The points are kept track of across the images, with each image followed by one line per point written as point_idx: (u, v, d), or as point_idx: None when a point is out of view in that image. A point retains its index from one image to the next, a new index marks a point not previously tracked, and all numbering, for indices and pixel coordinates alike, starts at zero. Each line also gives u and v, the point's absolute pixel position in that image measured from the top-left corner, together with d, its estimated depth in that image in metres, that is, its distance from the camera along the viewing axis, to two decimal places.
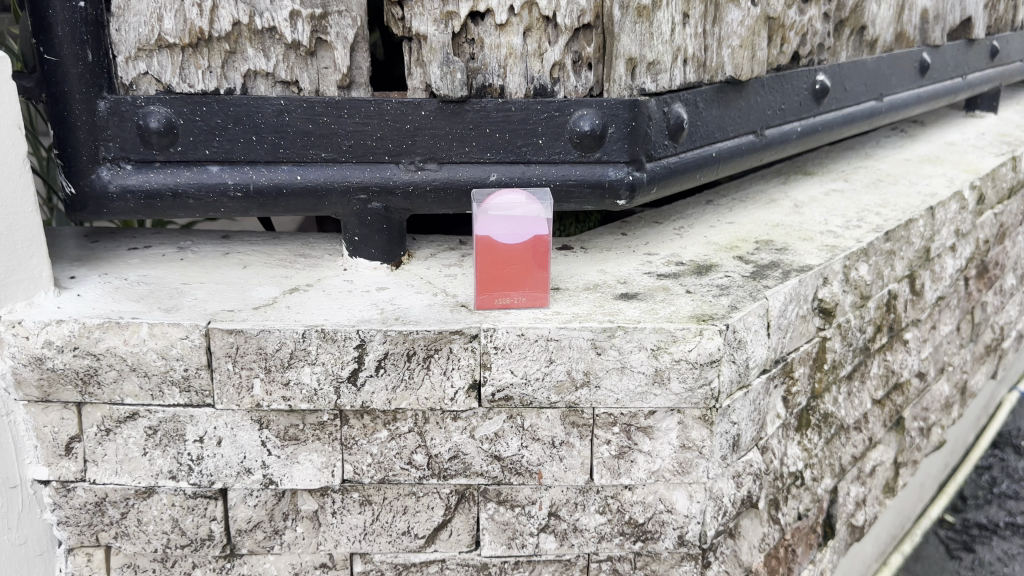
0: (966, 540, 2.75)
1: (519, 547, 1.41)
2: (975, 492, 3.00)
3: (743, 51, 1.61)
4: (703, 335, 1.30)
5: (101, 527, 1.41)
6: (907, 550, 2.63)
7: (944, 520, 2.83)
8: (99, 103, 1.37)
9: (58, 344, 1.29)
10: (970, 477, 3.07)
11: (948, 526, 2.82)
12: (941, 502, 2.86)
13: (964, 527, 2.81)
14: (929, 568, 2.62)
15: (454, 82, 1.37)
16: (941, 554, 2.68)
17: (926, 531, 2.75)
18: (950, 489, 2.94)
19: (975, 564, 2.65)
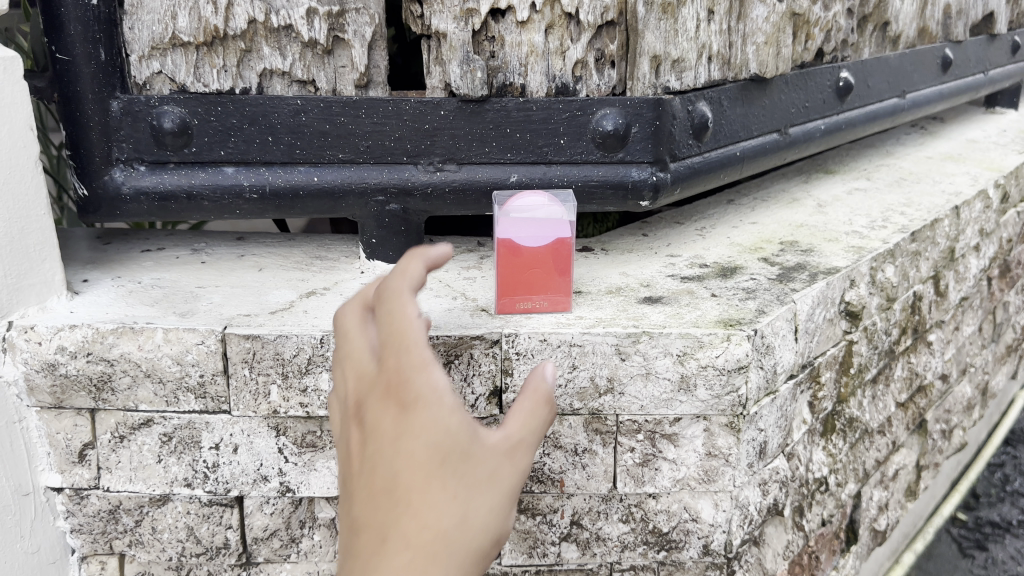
0: (979, 539, 2.70)
1: (540, 556, 1.38)
2: (988, 490, 2.96)
3: (768, 48, 1.57)
4: (731, 341, 1.27)
5: (114, 534, 1.39)
6: (918, 548, 2.58)
7: (957, 518, 2.79)
8: (112, 103, 1.34)
9: (71, 350, 1.27)
10: (982, 474, 3.04)
11: (962, 524, 2.78)
12: (954, 499, 2.83)
13: (977, 525, 2.77)
14: (943, 566, 2.58)
15: (474, 81, 1.34)
16: (954, 552, 2.64)
17: (937, 528, 2.70)
18: (962, 486, 2.89)
19: (989, 563, 2.61)
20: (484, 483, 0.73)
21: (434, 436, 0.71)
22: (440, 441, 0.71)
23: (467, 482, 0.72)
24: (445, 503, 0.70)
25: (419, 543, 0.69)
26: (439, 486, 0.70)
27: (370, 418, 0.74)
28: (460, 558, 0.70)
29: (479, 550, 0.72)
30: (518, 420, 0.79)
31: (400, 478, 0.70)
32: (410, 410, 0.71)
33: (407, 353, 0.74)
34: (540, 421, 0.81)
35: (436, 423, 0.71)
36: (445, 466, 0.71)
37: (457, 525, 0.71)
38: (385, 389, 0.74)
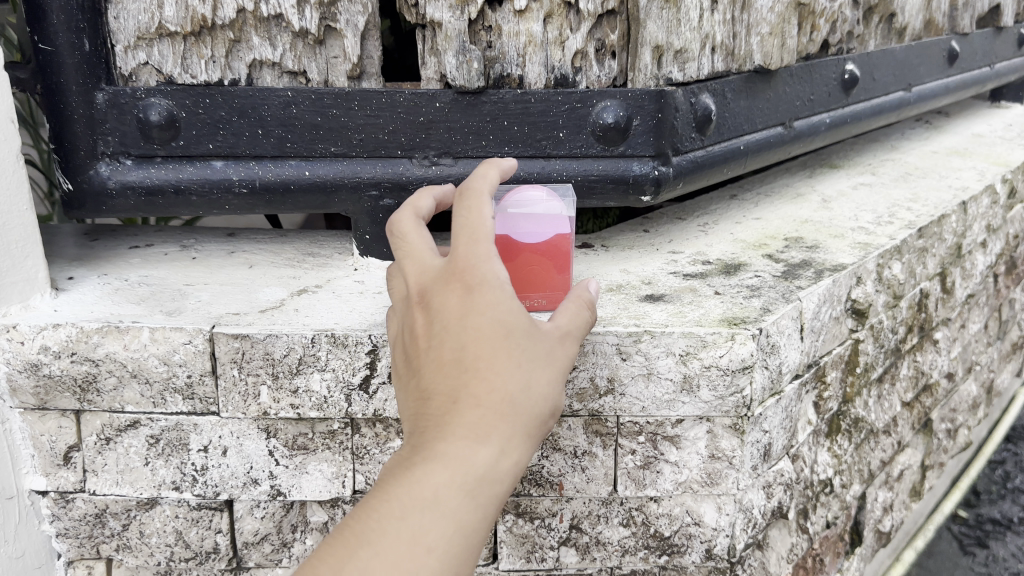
0: (980, 536, 2.66)
1: (539, 561, 1.35)
2: (989, 486, 2.92)
3: (772, 38, 1.53)
4: (736, 340, 1.23)
5: (101, 539, 1.35)
6: (918, 546, 2.57)
7: (959, 515, 2.76)
8: (97, 95, 1.30)
9: (55, 350, 1.23)
10: (984, 471, 3.00)
11: (963, 521, 2.74)
12: (954, 496, 2.80)
13: (978, 522, 2.73)
14: (944, 563, 2.55)
15: (471, 72, 1.31)
16: (956, 550, 2.61)
17: (937, 526, 2.68)
18: (962, 484, 2.87)
19: (989, 560, 2.56)
20: (541, 356, 0.91)
21: (502, 313, 0.89)
22: (507, 320, 0.89)
23: (527, 353, 0.90)
24: (506, 370, 0.88)
25: (488, 402, 0.86)
26: (503, 354, 0.88)
27: (439, 302, 0.91)
28: (517, 416, 0.88)
29: (543, 409, 0.90)
30: (569, 315, 1.00)
31: (470, 349, 0.88)
32: (476, 291, 0.90)
33: (474, 252, 0.92)
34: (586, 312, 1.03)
35: (500, 304, 0.90)
36: (509, 338, 0.89)
37: (513, 390, 0.88)
38: (454, 276, 0.92)
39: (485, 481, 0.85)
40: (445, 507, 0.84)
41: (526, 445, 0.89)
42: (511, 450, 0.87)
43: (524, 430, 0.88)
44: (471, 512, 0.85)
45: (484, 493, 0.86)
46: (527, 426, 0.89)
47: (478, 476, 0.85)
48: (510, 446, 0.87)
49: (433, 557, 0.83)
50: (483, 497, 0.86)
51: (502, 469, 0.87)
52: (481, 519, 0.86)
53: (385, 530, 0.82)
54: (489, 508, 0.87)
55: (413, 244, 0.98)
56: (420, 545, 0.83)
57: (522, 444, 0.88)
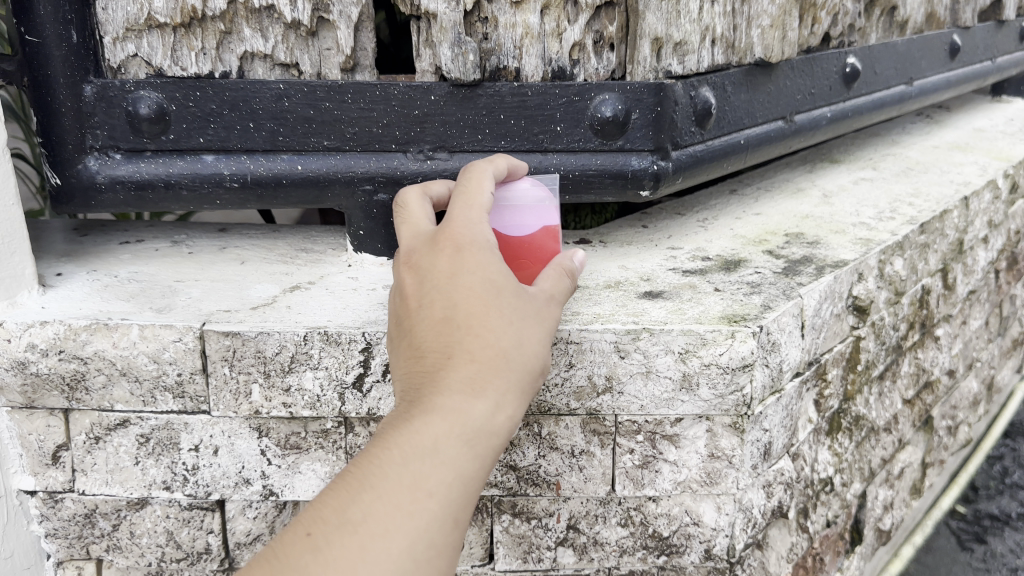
0: (979, 532, 2.65)
1: (535, 561, 1.33)
2: (988, 482, 2.91)
3: (773, 31, 1.51)
4: (736, 338, 1.20)
5: (91, 539, 1.33)
6: (917, 541, 2.57)
7: (957, 512, 2.74)
8: (85, 88, 1.27)
9: (42, 348, 1.20)
10: (982, 467, 2.99)
11: (962, 517, 2.73)
12: (953, 492, 2.81)
13: (977, 518, 2.72)
14: (942, 559, 2.53)
15: (466, 64, 1.27)
16: (954, 546, 2.59)
17: (936, 522, 2.67)
18: (960, 479, 2.88)
19: (988, 556, 2.54)
20: (530, 316, 0.93)
21: (491, 271, 0.93)
22: (498, 276, 0.93)
23: (515, 311, 0.92)
24: (498, 322, 0.90)
25: (482, 351, 0.87)
26: (495, 307, 0.91)
27: (429, 266, 0.95)
28: (511, 371, 0.88)
29: (535, 364, 0.91)
30: (553, 280, 1.03)
31: (462, 302, 0.90)
32: (466, 252, 0.95)
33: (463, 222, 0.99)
34: (572, 282, 1.06)
35: (490, 263, 0.94)
36: (501, 292, 0.92)
37: (506, 345, 0.89)
38: (445, 243, 0.97)
39: (482, 430, 0.85)
40: (443, 454, 0.82)
41: (520, 402, 0.89)
42: (507, 401, 0.87)
43: (518, 385, 0.89)
44: (469, 462, 0.83)
45: (481, 443, 0.85)
46: (522, 380, 0.90)
47: (475, 424, 0.85)
48: (506, 398, 0.87)
49: (432, 504, 0.80)
50: (481, 447, 0.85)
51: (498, 419, 0.86)
52: (478, 473, 0.84)
53: (387, 475, 0.80)
54: (486, 461, 0.85)
55: (411, 217, 1.08)
56: (419, 491, 0.80)
57: (517, 399, 0.89)
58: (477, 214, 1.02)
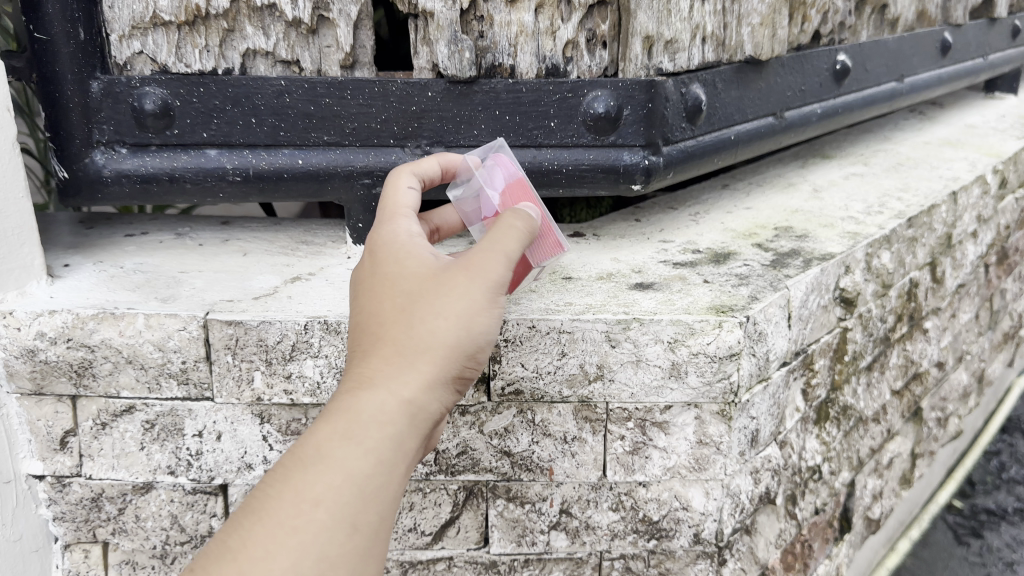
0: (974, 526, 2.68)
1: (529, 544, 1.37)
2: (984, 477, 2.94)
3: (763, 29, 1.54)
4: (723, 327, 1.24)
5: (97, 522, 1.37)
6: (913, 536, 2.62)
7: (953, 506, 2.78)
8: (92, 84, 1.31)
9: (51, 336, 1.24)
10: (979, 462, 3.02)
11: (958, 512, 2.76)
12: (948, 487, 2.86)
13: (974, 512, 2.75)
14: (938, 554, 2.57)
15: (462, 62, 1.31)
16: (950, 541, 2.63)
17: (932, 517, 2.71)
18: (957, 475, 2.92)
19: (984, 550, 2.58)
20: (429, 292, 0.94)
21: (389, 267, 0.98)
22: (396, 271, 0.97)
23: (412, 296, 0.94)
24: (393, 315, 0.94)
25: (377, 346, 0.93)
26: (389, 301, 0.95)
27: (354, 277, 1.03)
28: (404, 359, 0.91)
29: (439, 342, 0.92)
30: (485, 237, 0.99)
31: (365, 305, 0.97)
32: (374, 255, 1.00)
33: (380, 223, 1.05)
34: (520, 231, 1.01)
35: (391, 259, 0.98)
36: (398, 284, 0.96)
37: (401, 334, 0.92)
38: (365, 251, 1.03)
39: (373, 420, 0.88)
40: (329, 454, 0.86)
41: (424, 384, 0.91)
42: (403, 388, 0.90)
43: (415, 367, 0.91)
44: (363, 456, 0.87)
45: (374, 436, 0.88)
46: (423, 361, 0.91)
47: (365, 416, 0.88)
48: (398, 387, 0.90)
49: (319, 514, 0.83)
50: (373, 439, 0.87)
51: (393, 408, 0.89)
52: (378, 463, 0.87)
53: (273, 494, 0.84)
54: (385, 450, 0.88)
55: None
56: (305, 502, 0.83)
57: (415, 382, 0.91)
58: (397, 210, 1.06)
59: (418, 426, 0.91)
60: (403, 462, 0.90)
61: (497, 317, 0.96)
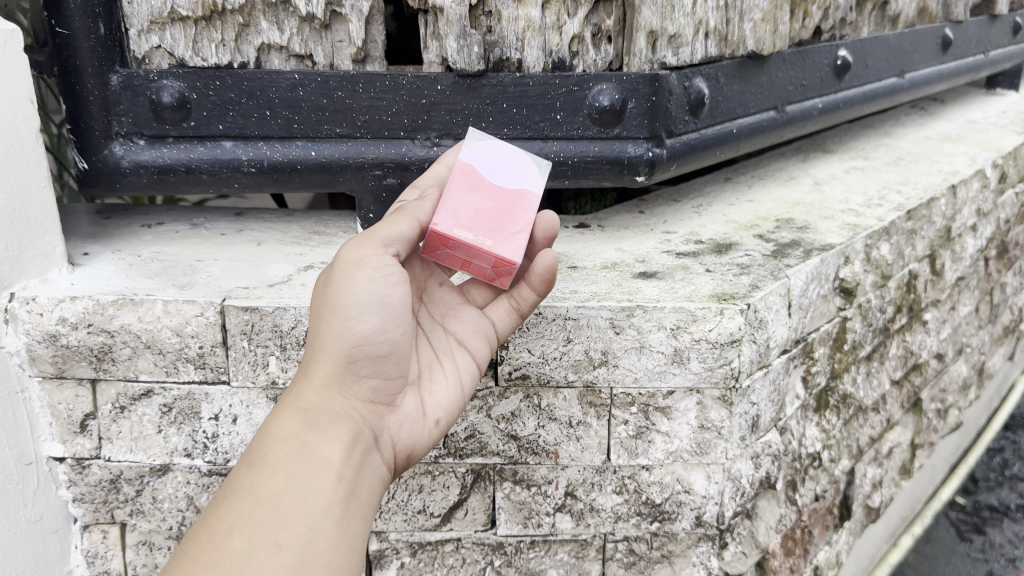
0: (977, 522, 2.71)
1: (535, 526, 1.40)
2: (988, 474, 2.97)
3: (765, 24, 1.57)
4: (724, 314, 1.28)
5: (116, 504, 1.41)
6: (916, 531, 2.62)
7: (956, 502, 2.81)
8: (112, 77, 1.35)
9: (72, 321, 1.28)
10: (982, 459, 3.05)
11: (960, 508, 2.79)
12: (952, 484, 2.86)
13: (977, 509, 2.78)
14: (941, 549, 2.60)
15: (471, 56, 1.35)
16: (952, 536, 2.65)
17: (935, 513, 2.72)
18: (960, 472, 2.92)
19: (986, 546, 2.61)
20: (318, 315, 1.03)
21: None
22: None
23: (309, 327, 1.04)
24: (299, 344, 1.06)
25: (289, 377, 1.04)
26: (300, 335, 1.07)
27: None
28: (300, 383, 1.01)
29: (322, 343, 1.01)
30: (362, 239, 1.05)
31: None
32: None
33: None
34: (412, 208, 1.10)
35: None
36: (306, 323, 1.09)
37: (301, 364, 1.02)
38: None
39: (273, 438, 0.97)
40: (238, 484, 0.94)
41: (314, 389, 1.00)
42: (299, 400, 1.00)
43: (307, 379, 1.01)
44: (271, 476, 0.95)
45: (276, 453, 0.96)
46: (312, 366, 1.01)
47: (268, 437, 0.97)
48: (295, 407, 0.99)
49: (233, 538, 0.91)
50: (278, 457, 0.96)
51: (290, 422, 0.98)
52: (286, 475, 0.95)
53: (197, 534, 0.93)
54: (288, 462, 0.96)
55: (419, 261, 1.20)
56: (221, 532, 0.91)
57: (305, 392, 1.00)
58: None
59: (321, 427, 0.99)
60: (314, 469, 0.96)
61: (374, 287, 1.01)
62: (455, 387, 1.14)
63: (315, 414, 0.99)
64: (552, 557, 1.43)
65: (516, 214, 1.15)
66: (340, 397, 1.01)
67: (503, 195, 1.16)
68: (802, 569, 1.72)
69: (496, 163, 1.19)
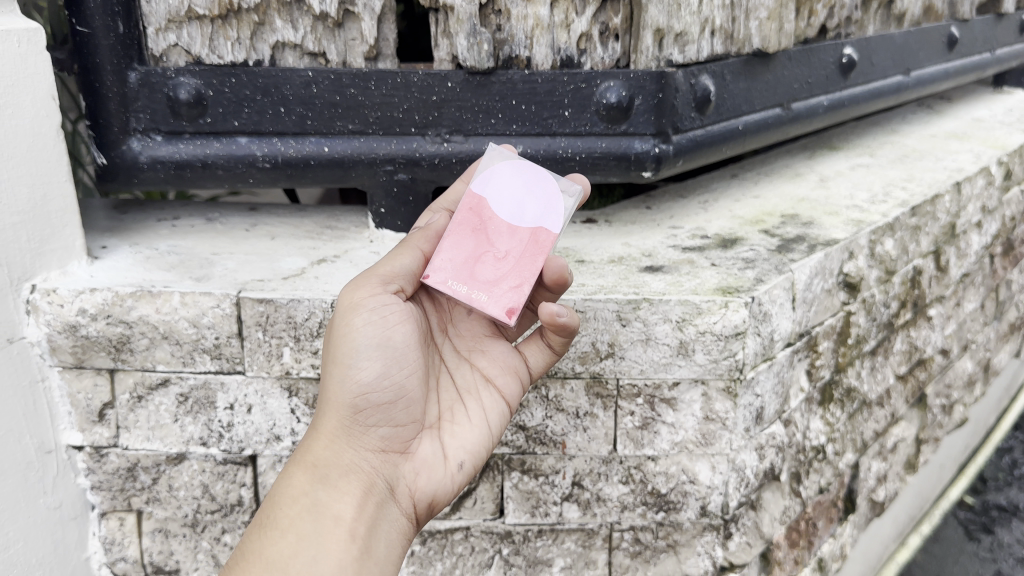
0: (986, 522, 2.72)
1: (543, 515, 1.43)
2: (996, 473, 2.98)
3: (771, 22, 1.59)
4: (729, 307, 1.30)
5: (132, 492, 1.44)
6: (924, 530, 2.63)
7: (965, 501, 2.81)
8: (130, 74, 1.38)
9: (92, 312, 1.31)
10: (991, 459, 3.06)
11: (969, 507, 2.80)
12: (960, 483, 2.89)
13: (986, 508, 2.79)
14: (950, 548, 2.60)
15: (481, 53, 1.38)
16: (961, 536, 2.66)
17: (943, 513, 2.74)
18: (968, 471, 2.96)
19: (994, 545, 2.62)
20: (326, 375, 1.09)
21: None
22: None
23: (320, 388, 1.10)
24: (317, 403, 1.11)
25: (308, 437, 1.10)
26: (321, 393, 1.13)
27: None
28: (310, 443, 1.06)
29: (329, 396, 1.06)
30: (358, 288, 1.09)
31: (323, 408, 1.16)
32: None
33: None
34: (412, 240, 1.13)
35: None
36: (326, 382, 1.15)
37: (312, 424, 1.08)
38: None
39: (285, 498, 1.03)
40: (250, 547, 0.99)
41: (323, 445, 1.05)
42: (309, 456, 1.05)
43: (318, 435, 1.06)
44: (281, 537, 0.99)
45: (287, 514, 1.01)
46: (322, 421, 1.06)
47: (281, 498, 1.03)
48: (304, 467, 1.05)
49: None
50: (288, 517, 1.01)
51: (301, 481, 1.04)
52: (296, 536, 0.99)
53: None
54: (298, 521, 1.00)
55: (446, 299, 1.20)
56: None
57: (315, 449, 1.05)
58: None
59: (331, 482, 1.03)
60: (322, 526, 1.00)
61: (372, 330, 1.04)
62: (480, 427, 1.14)
63: (325, 470, 1.04)
64: (559, 546, 1.45)
65: (519, 262, 1.11)
66: (349, 449, 1.05)
67: (509, 239, 1.13)
68: (807, 561, 1.74)
69: (515, 197, 1.15)
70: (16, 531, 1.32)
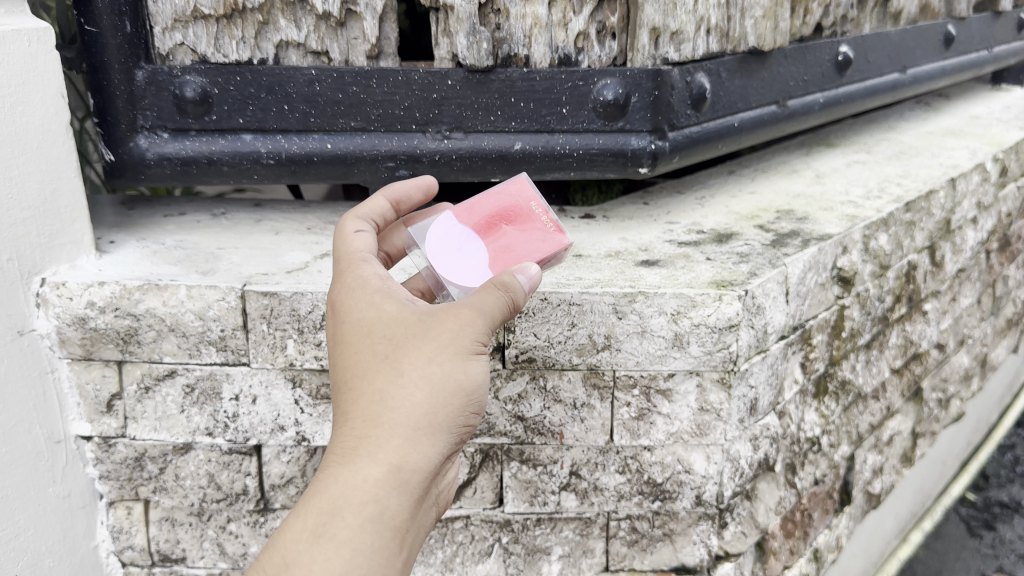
0: (987, 518, 2.74)
1: (541, 504, 1.46)
2: (998, 470, 3.00)
3: (766, 21, 1.62)
4: (723, 300, 1.33)
5: (140, 481, 1.47)
6: (925, 527, 2.64)
7: (966, 498, 2.83)
8: (137, 73, 1.41)
9: (100, 305, 1.35)
10: (992, 456, 3.08)
11: (971, 504, 2.82)
12: (964, 479, 2.90)
13: (987, 505, 2.81)
14: (950, 544, 2.62)
15: (480, 52, 1.40)
16: (962, 532, 2.68)
17: (945, 509, 2.75)
18: (971, 467, 2.96)
19: (995, 542, 2.64)
20: (424, 357, 0.93)
21: (367, 315, 0.98)
22: (373, 317, 0.98)
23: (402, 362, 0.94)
24: (372, 368, 0.94)
25: (351, 407, 0.94)
26: (371, 352, 0.95)
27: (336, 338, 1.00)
28: (392, 432, 0.91)
29: (436, 395, 0.93)
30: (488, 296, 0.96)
31: (343, 356, 0.97)
32: (361, 312, 0.99)
33: (340, 271, 1.05)
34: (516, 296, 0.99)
35: (363, 305, 0.99)
36: (370, 337, 0.96)
37: (394, 405, 0.92)
38: (345, 310, 1.00)
39: (351, 498, 0.88)
40: (299, 554, 0.86)
41: (416, 447, 0.92)
42: (390, 454, 0.91)
43: (407, 433, 0.92)
44: (337, 552, 0.87)
45: (353, 520, 0.88)
46: (418, 416, 0.92)
47: (349, 497, 0.88)
48: (382, 462, 0.90)
49: None
50: (357, 521, 0.88)
51: (375, 483, 0.89)
52: (355, 549, 0.87)
53: None
54: (363, 532, 0.88)
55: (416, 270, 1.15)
56: None
57: (401, 449, 0.91)
58: (364, 251, 1.06)
59: (408, 491, 0.91)
60: (387, 541, 0.90)
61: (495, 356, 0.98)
62: None
63: (405, 476, 0.91)
64: (558, 535, 1.48)
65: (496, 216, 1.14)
66: (434, 455, 0.94)
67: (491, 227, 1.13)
68: (803, 551, 1.76)
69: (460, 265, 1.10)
70: (26, 518, 1.35)
